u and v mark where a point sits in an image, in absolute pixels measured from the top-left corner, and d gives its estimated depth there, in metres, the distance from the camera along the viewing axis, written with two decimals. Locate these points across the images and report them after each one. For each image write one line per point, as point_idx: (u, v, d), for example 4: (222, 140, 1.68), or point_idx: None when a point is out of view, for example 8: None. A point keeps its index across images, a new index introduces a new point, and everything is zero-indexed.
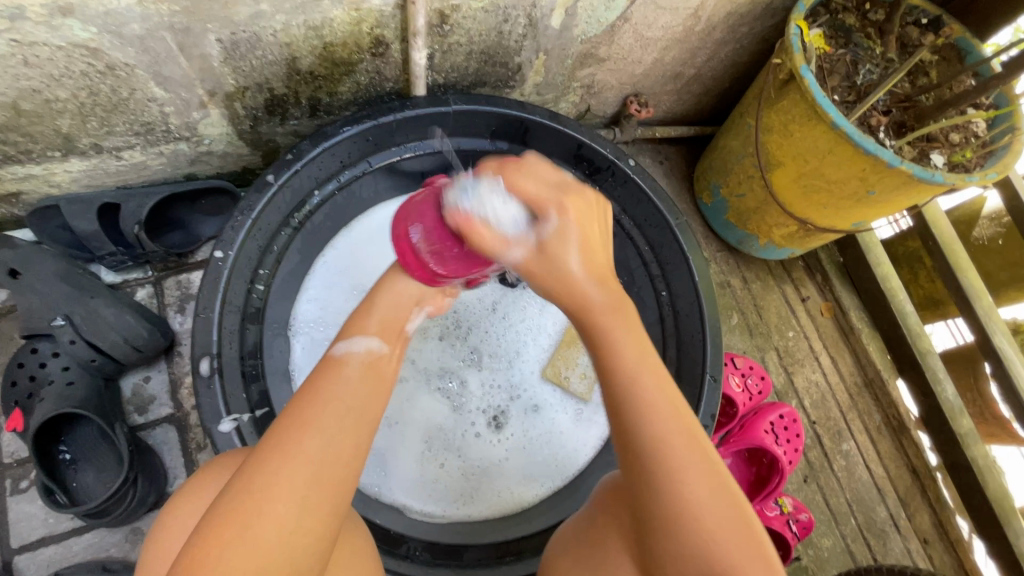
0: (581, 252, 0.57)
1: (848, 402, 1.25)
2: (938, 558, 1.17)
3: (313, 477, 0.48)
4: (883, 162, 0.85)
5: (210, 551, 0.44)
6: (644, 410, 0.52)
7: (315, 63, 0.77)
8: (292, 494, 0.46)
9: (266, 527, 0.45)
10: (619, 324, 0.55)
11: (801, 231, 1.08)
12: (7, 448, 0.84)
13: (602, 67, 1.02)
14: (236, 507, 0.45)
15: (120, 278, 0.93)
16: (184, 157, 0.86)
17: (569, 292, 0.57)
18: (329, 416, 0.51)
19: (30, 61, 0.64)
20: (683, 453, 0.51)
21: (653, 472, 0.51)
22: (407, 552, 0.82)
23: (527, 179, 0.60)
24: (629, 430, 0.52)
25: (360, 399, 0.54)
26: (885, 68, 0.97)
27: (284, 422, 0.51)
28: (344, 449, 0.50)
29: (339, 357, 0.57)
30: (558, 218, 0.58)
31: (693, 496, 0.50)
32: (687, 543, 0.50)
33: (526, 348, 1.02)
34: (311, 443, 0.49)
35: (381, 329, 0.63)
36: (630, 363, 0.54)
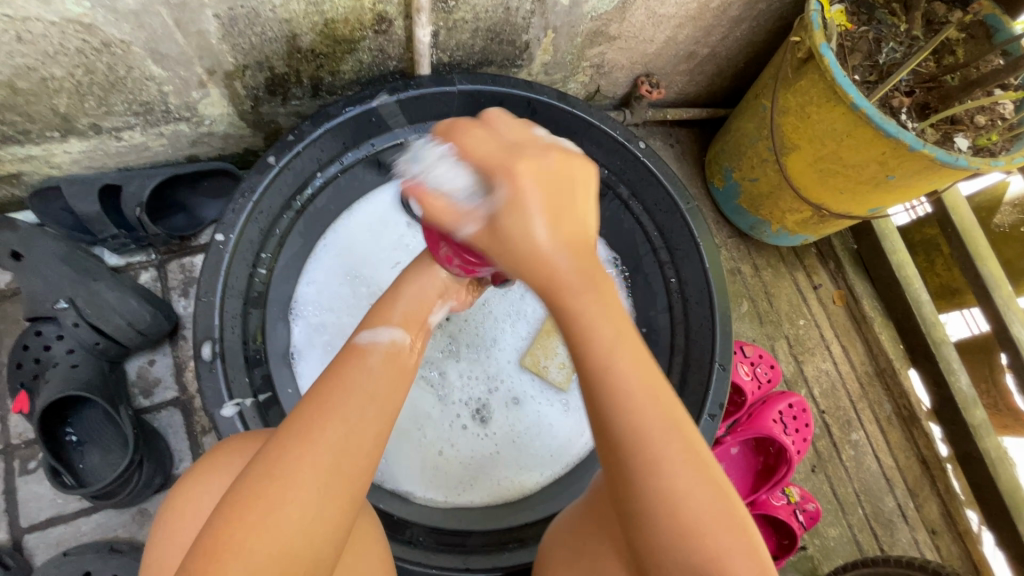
0: (542, 217, 0.52)
1: (858, 391, 1.23)
2: (945, 548, 1.16)
3: (338, 465, 0.47)
4: (905, 145, 0.82)
5: (234, 533, 0.43)
6: (625, 403, 0.49)
7: (316, 40, 0.75)
8: (316, 482, 0.46)
9: (290, 514, 0.44)
10: (593, 308, 0.51)
11: (815, 217, 1.05)
12: (15, 429, 0.84)
13: (613, 46, 0.98)
14: (262, 490, 0.44)
15: (123, 261, 0.92)
16: (186, 138, 0.85)
17: (533, 263, 0.52)
18: (353, 404, 0.50)
19: (23, 38, 0.62)
20: (667, 443, 0.49)
21: (634, 462, 0.49)
22: (410, 537, 0.80)
23: (474, 143, 0.58)
24: (606, 420, 0.50)
25: (382, 387, 0.53)
26: (909, 46, 0.93)
27: (306, 408, 0.49)
28: (369, 438, 0.49)
29: (362, 346, 0.56)
30: (508, 186, 0.53)
31: (676, 485, 0.49)
32: (672, 533, 0.49)
33: (503, 335, 1.01)
34: (337, 429, 0.48)
35: (405, 319, 0.62)
36: (606, 350, 0.50)
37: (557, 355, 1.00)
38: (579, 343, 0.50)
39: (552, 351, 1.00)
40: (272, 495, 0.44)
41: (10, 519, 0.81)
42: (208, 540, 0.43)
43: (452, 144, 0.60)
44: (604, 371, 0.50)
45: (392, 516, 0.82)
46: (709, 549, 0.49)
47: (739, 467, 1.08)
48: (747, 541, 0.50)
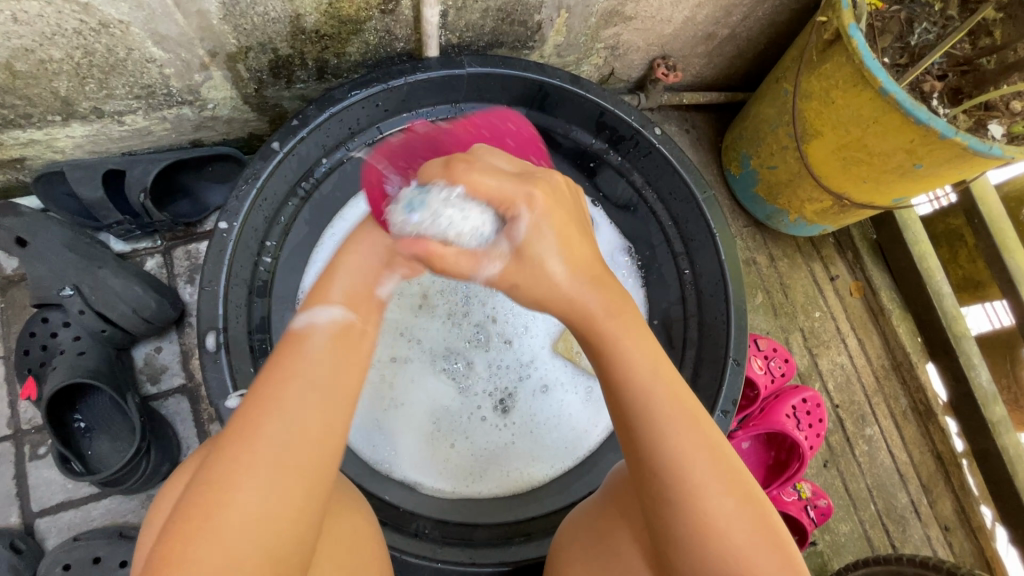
0: (558, 244, 0.57)
1: (873, 385, 1.20)
2: (958, 545, 1.15)
3: (280, 460, 0.45)
4: (935, 133, 0.78)
5: (182, 546, 0.41)
6: (666, 428, 0.50)
7: (321, 21, 0.73)
8: (255, 475, 0.44)
9: (235, 515, 0.43)
10: (629, 333, 0.54)
11: (836, 207, 1.01)
12: (24, 415, 0.85)
13: (629, 26, 0.94)
14: (207, 494, 0.43)
15: (129, 247, 0.91)
16: (189, 122, 0.83)
17: (563, 301, 0.56)
18: (293, 394, 0.49)
19: (19, 19, 0.60)
20: (706, 467, 0.50)
21: (670, 485, 0.49)
22: (416, 530, 0.79)
23: (485, 177, 0.59)
24: (643, 446, 0.51)
25: (332, 373, 0.51)
26: (942, 27, 0.87)
27: (249, 401, 0.48)
28: (313, 429, 0.48)
29: (301, 331, 0.53)
30: (530, 217, 0.57)
31: (716, 509, 0.49)
32: (712, 556, 0.48)
33: (534, 323, 1.00)
34: (274, 424, 0.47)
35: (348, 296, 0.58)
36: (641, 370, 0.52)
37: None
38: (612, 365, 0.53)
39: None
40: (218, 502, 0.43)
41: (22, 503, 0.82)
42: (154, 564, 0.41)
43: (460, 186, 0.59)
44: (637, 393, 0.52)
45: (398, 508, 0.82)
46: (754, 573, 0.48)
47: (750, 461, 1.06)
48: (788, 565, 0.49)
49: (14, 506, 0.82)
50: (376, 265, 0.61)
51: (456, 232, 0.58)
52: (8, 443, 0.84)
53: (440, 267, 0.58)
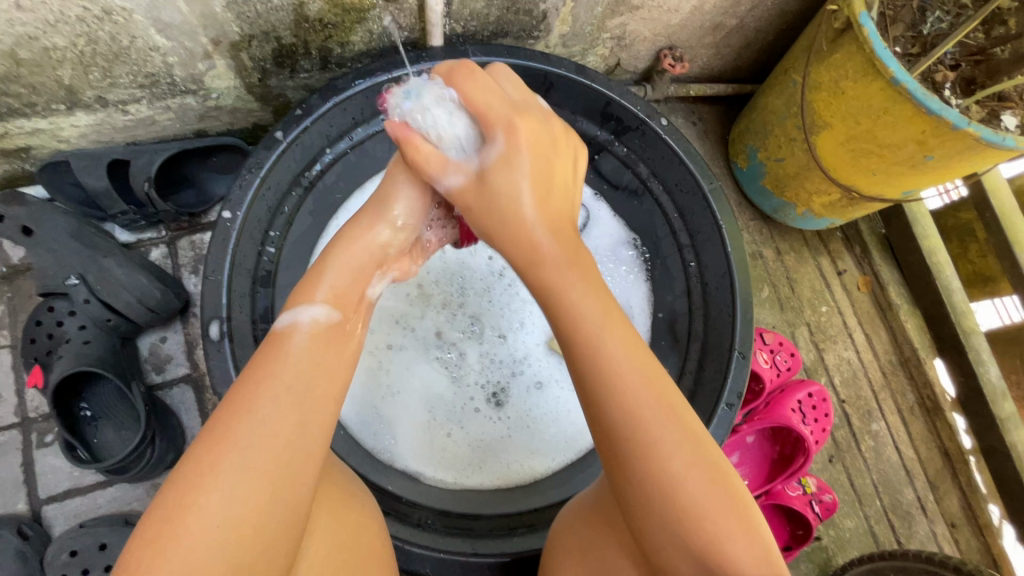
0: (526, 169, 0.60)
1: (880, 380, 1.19)
2: (964, 542, 1.14)
3: (246, 465, 0.44)
4: (948, 124, 0.77)
5: (147, 560, 0.40)
6: (618, 382, 0.51)
7: (324, 9, 0.72)
8: (226, 485, 0.43)
9: (202, 527, 0.42)
10: (594, 303, 0.54)
11: (843, 200, 1.00)
12: (30, 403, 0.85)
13: (636, 16, 0.93)
14: (173, 504, 0.42)
15: (134, 237, 0.91)
16: (193, 112, 0.83)
17: (520, 228, 0.59)
18: (264, 395, 0.48)
19: (22, 5, 0.60)
20: (660, 423, 0.50)
21: (625, 443, 0.50)
22: (419, 520, 0.78)
23: (478, 88, 0.62)
24: (598, 402, 0.51)
25: (308, 375, 0.51)
26: (957, 16, 0.86)
27: (224, 406, 0.48)
28: (284, 432, 0.46)
29: (284, 330, 0.53)
30: (506, 140, 0.60)
31: (670, 467, 0.49)
32: (665, 512, 0.49)
33: (529, 319, 0.99)
34: (245, 430, 0.46)
35: (334, 295, 0.58)
36: (594, 328, 0.53)
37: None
38: (573, 338, 0.53)
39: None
40: (187, 509, 0.42)
41: (29, 490, 0.83)
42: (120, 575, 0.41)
43: (454, 89, 0.62)
44: (606, 384, 0.51)
45: (401, 498, 0.82)
46: (707, 531, 0.48)
47: (755, 456, 1.06)
48: (746, 527, 0.49)
49: (21, 493, 0.83)
50: (365, 264, 0.62)
51: (438, 134, 0.61)
52: (14, 431, 0.84)
53: (408, 156, 0.61)
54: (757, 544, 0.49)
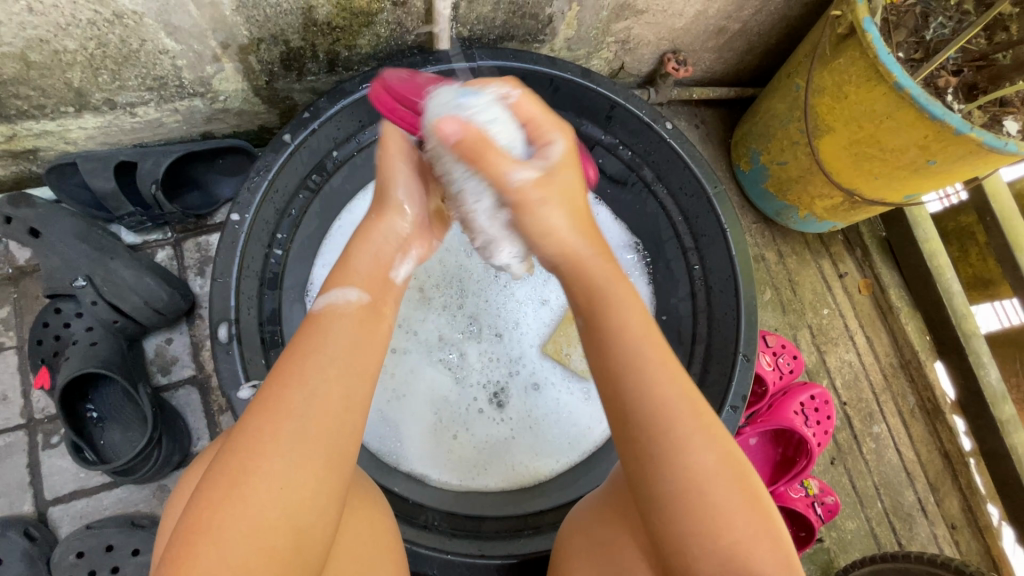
0: (578, 171, 0.61)
1: (881, 383, 1.19)
2: (964, 543, 1.14)
3: (302, 432, 0.47)
4: (950, 129, 0.77)
5: (212, 516, 0.44)
6: (656, 386, 0.51)
7: (333, 13, 0.72)
8: (280, 450, 0.46)
9: (262, 487, 0.45)
10: (622, 311, 0.54)
11: (846, 204, 1.01)
12: (37, 404, 0.86)
13: (640, 20, 0.94)
14: (230, 470, 0.45)
15: (140, 239, 0.92)
16: (200, 114, 0.83)
17: (579, 229, 0.58)
18: (311, 367, 0.50)
19: (34, 9, 0.60)
20: (694, 427, 0.50)
21: (662, 447, 0.50)
22: (426, 521, 0.79)
23: (530, 100, 0.62)
24: (637, 407, 0.50)
25: (350, 349, 0.52)
26: (959, 21, 0.86)
27: (273, 374, 0.50)
28: (334, 400, 0.49)
29: (322, 310, 0.54)
30: (563, 143, 0.60)
31: (702, 470, 0.49)
32: (696, 517, 0.49)
33: (525, 319, 1.00)
34: (297, 398, 0.48)
35: (366, 277, 0.58)
36: (634, 331, 0.53)
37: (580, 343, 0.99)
38: (612, 343, 0.52)
39: (575, 339, 0.98)
40: (237, 478, 0.45)
41: (35, 491, 0.83)
42: (185, 529, 0.44)
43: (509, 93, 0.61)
44: (640, 383, 0.51)
45: (408, 500, 0.83)
46: (735, 534, 0.49)
47: (757, 458, 1.06)
48: (768, 528, 0.51)
49: (27, 494, 0.83)
50: (388, 247, 0.62)
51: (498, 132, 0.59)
52: (20, 432, 0.84)
53: (481, 154, 0.56)
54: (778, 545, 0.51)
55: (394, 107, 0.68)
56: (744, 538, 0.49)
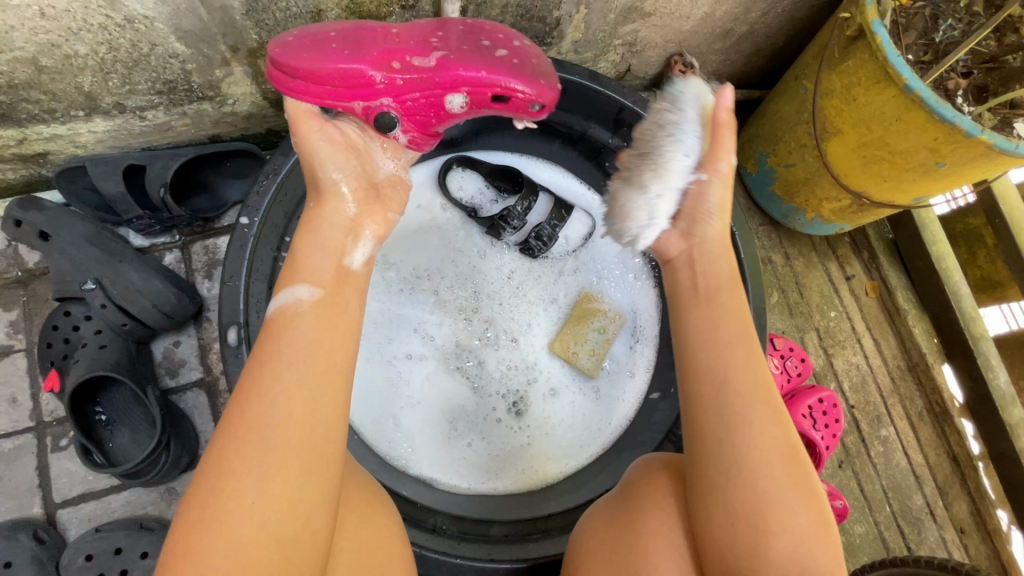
0: None
1: (889, 386, 1.19)
2: (973, 548, 1.14)
3: (268, 443, 0.47)
4: (961, 132, 0.77)
5: (201, 532, 0.45)
6: (742, 362, 0.58)
7: (342, 17, 0.72)
8: (251, 464, 0.47)
9: (247, 497, 0.46)
10: (732, 299, 0.63)
11: (854, 206, 1.00)
12: (46, 407, 0.86)
13: (647, 23, 0.94)
14: (206, 488, 0.46)
15: (148, 242, 0.92)
16: (209, 118, 0.83)
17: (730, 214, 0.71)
18: (270, 374, 0.50)
19: (46, 13, 0.61)
20: (764, 407, 0.56)
21: (743, 417, 0.56)
22: (434, 525, 0.79)
23: None
24: (724, 376, 0.58)
25: (310, 349, 0.52)
26: (969, 23, 0.86)
27: (237, 390, 0.50)
28: (300, 405, 0.49)
29: (275, 317, 0.54)
30: None
31: (769, 447, 0.55)
32: (766, 489, 0.53)
33: (537, 322, 1.00)
34: (258, 409, 0.48)
35: (314, 273, 0.57)
36: (729, 314, 0.61)
37: (588, 341, 0.98)
38: (710, 319, 0.62)
39: (583, 338, 0.97)
40: (220, 490, 0.46)
41: (44, 494, 0.83)
42: (179, 546, 0.45)
43: None
44: (742, 361, 0.58)
45: (416, 504, 0.82)
46: (792, 512, 0.53)
47: None
48: (819, 513, 0.54)
49: (36, 497, 0.83)
50: (336, 235, 0.61)
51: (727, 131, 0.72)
52: (30, 435, 0.85)
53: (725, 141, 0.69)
54: (827, 530, 0.54)
55: (295, 78, 0.59)
56: (805, 532, 0.53)
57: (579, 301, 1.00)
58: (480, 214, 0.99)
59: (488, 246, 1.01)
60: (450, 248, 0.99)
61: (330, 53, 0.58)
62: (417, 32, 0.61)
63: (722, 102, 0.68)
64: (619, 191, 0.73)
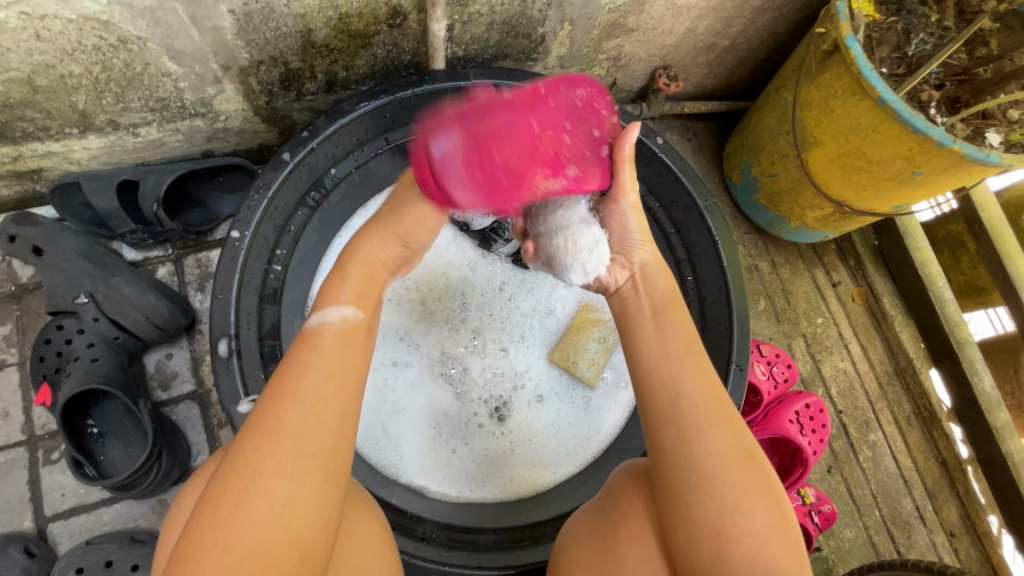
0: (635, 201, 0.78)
1: (877, 391, 1.20)
2: (964, 551, 1.15)
3: (302, 450, 0.49)
4: (933, 142, 0.79)
5: (211, 531, 0.45)
6: (688, 372, 0.59)
7: (331, 35, 0.74)
8: (281, 470, 0.47)
9: (264, 506, 0.46)
10: (681, 316, 0.64)
11: (837, 215, 1.03)
12: (38, 420, 0.86)
13: (631, 38, 0.96)
14: (230, 487, 0.47)
15: (141, 256, 0.93)
16: (201, 134, 0.85)
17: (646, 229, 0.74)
18: (308, 385, 0.52)
19: (41, 35, 0.62)
20: (717, 415, 0.57)
21: (700, 426, 0.56)
22: (423, 534, 0.82)
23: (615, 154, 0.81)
24: (678, 388, 0.58)
25: (341, 366, 0.54)
26: (939, 37, 0.89)
27: (269, 394, 0.51)
28: (331, 416, 0.51)
29: (314, 330, 0.56)
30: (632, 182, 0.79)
31: (725, 454, 0.55)
32: (725, 496, 0.54)
33: (530, 333, 1.00)
34: (293, 414, 0.50)
35: (355, 297, 0.60)
36: (675, 326, 0.63)
37: (588, 351, 0.98)
38: (660, 333, 0.62)
39: (582, 348, 0.98)
40: (235, 494, 0.46)
41: (35, 508, 0.84)
42: (186, 549, 0.45)
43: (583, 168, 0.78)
44: (691, 372, 0.59)
45: (405, 513, 0.85)
46: (754, 516, 0.54)
47: None
48: (781, 515, 0.55)
49: (27, 511, 0.83)
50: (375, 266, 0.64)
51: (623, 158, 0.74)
52: (21, 448, 0.85)
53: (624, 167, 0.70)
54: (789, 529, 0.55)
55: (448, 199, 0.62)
56: (772, 532, 0.54)
57: (579, 312, 1.00)
58: (472, 227, 1.00)
59: (479, 258, 1.01)
60: (439, 261, 1.00)
61: (487, 168, 0.60)
62: (552, 131, 0.64)
63: (624, 138, 0.68)
64: (549, 230, 0.73)
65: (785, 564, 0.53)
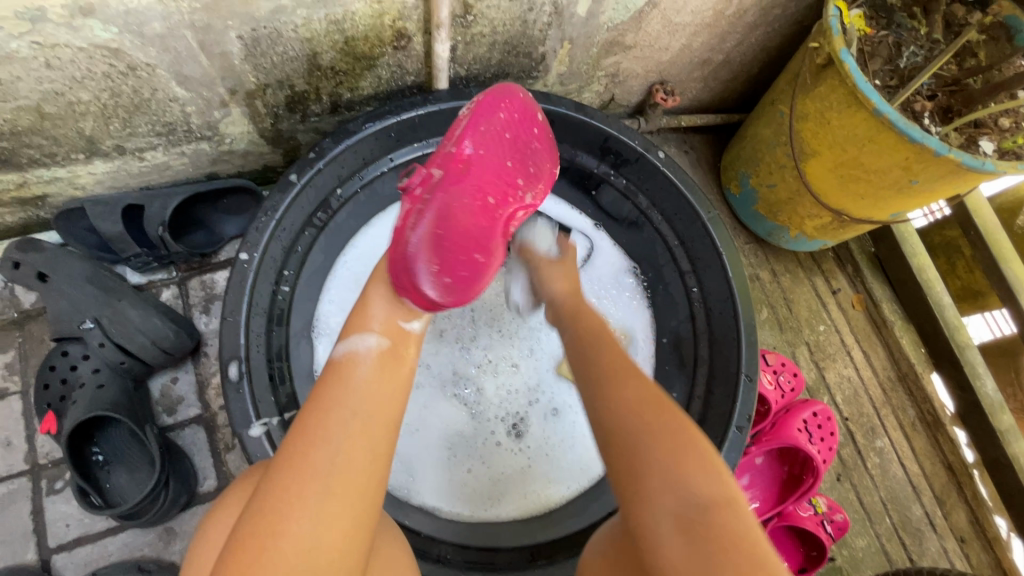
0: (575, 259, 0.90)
1: (881, 397, 1.21)
2: (975, 556, 1.14)
3: (326, 491, 0.49)
4: (929, 151, 0.81)
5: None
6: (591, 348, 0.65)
7: (337, 58, 0.75)
8: (307, 511, 0.47)
9: (287, 547, 0.46)
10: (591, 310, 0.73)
11: (835, 223, 1.04)
12: (41, 449, 0.85)
13: (629, 55, 0.98)
14: (257, 528, 0.47)
15: (145, 279, 0.92)
16: (206, 156, 0.85)
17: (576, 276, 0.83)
18: (335, 422, 0.52)
19: (51, 64, 0.63)
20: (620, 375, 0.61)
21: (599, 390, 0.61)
22: (438, 555, 0.81)
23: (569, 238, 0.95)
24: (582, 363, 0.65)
25: (371, 401, 0.54)
26: (930, 50, 0.91)
27: (295, 434, 0.51)
28: (357, 457, 0.51)
29: (343, 360, 0.57)
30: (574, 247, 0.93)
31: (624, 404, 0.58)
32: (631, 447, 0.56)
33: (538, 346, 1.00)
34: (318, 456, 0.50)
35: (385, 324, 0.60)
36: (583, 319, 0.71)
37: None
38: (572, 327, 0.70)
39: None
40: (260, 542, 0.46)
41: (38, 539, 0.82)
42: None
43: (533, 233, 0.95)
44: (591, 346, 0.66)
45: (419, 534, 0.83)
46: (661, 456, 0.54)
47: (765, 478, 1.06)
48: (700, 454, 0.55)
49: (30, 543, 0.82)
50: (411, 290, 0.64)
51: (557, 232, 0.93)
52: (24, 479, 0.83)
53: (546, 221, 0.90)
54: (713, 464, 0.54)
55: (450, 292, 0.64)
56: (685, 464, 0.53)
57: None
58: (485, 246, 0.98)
59: None
60: None
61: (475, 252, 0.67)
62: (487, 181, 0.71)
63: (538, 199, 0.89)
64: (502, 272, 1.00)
65: (705, 489, 0.52)
